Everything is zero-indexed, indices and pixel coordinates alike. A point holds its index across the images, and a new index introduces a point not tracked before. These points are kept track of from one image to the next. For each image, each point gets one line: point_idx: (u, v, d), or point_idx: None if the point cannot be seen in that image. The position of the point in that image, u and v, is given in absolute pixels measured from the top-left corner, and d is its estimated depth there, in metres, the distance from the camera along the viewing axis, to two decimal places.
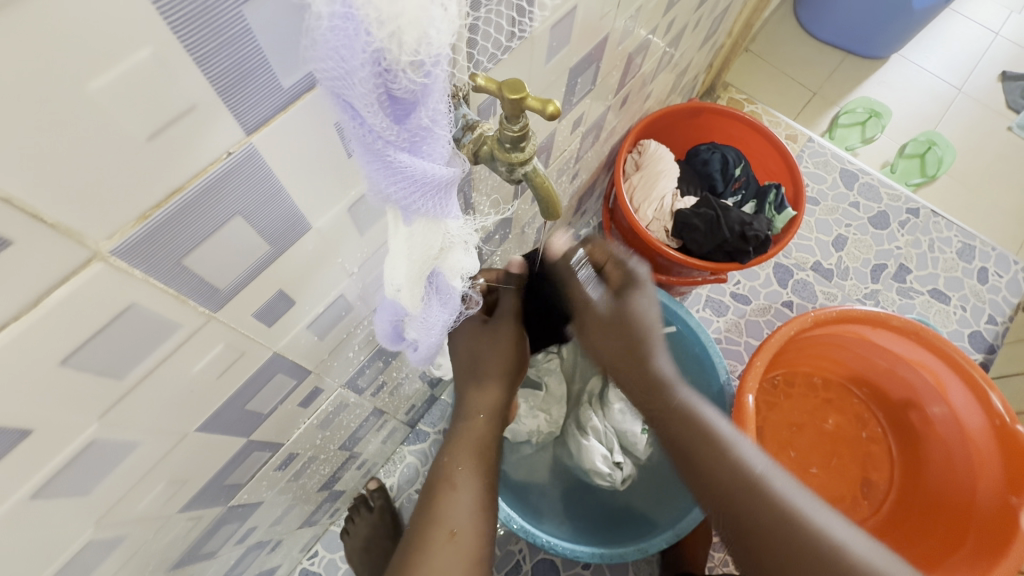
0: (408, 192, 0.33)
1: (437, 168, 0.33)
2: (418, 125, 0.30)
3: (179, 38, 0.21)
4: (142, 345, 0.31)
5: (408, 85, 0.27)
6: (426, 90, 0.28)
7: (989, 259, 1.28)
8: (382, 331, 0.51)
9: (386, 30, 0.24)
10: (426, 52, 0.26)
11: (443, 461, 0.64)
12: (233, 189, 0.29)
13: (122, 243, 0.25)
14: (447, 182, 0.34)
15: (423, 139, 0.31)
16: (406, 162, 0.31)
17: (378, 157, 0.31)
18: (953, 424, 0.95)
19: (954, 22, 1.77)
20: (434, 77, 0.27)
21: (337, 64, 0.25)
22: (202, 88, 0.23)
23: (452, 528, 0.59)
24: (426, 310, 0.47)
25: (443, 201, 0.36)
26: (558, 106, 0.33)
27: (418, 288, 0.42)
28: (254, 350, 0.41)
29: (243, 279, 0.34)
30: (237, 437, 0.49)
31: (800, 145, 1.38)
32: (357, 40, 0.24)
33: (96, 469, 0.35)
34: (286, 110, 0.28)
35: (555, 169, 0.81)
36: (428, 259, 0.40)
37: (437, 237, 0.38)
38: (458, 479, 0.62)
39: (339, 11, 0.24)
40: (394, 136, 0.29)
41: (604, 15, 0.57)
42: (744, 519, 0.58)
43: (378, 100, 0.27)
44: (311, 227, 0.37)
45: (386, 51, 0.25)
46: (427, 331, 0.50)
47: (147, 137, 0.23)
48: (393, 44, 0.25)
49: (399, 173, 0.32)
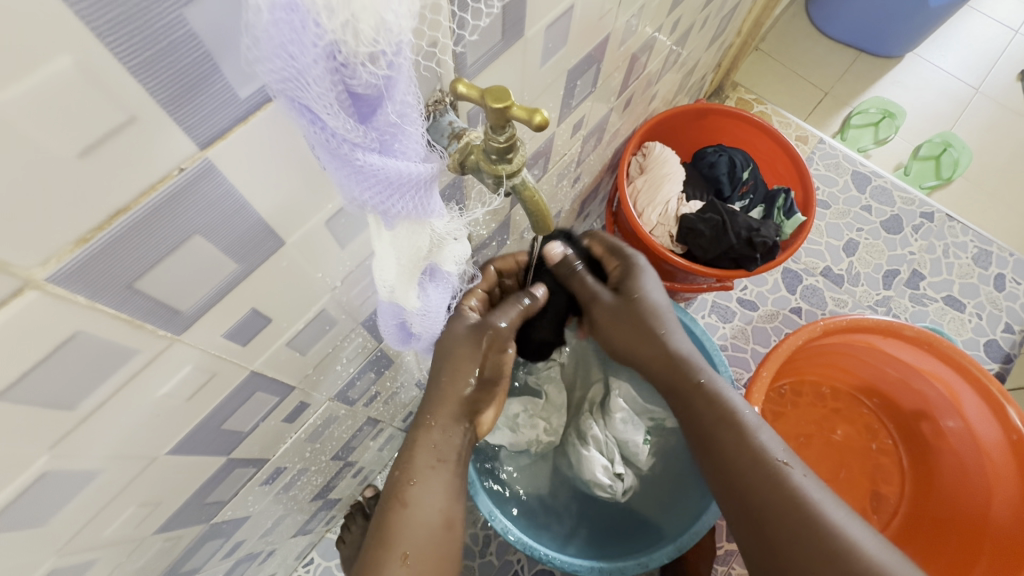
0: (384, 196, 0.31)
1: (412, 166, 0.31)
2: (385, 122, 0.28)
3: (109, 45, 0.20)
4: (96, 374, 0.29)
5: (368, 78, 0.25)
6: (389, 82, 0.27)
7: (1007, 265, 1.23)
8: (390, 335, 0.50)
9: (339, 19, 0.22)
10: (386, 42, 0.24)
11: (396, 476, 0.57)
12: (190, 207, 0.27)
13: (58, 270, 0.23)
14: (426, 179, 0.33)
15: (393, 136, 0.29)
16: (379, 163, 0.29)
17: (345, 163, 0.28)
18: (967, 437, 0.91)
19: (971, 20, 1.72)
20: (396, 67, 0.26)
21: (286, 64, 0.23)
22: (141, 98, 0.22)
23: (405, 551, 0.53)
24: (425, 300, 0.45)
25: (425, 199, 0.34)
26: (546, 115, 0.31)
27: (411, 285, 0.41)
28: (229, 369, 0.39)
29: (209, 300, 0.32)
30: (216, 456, 0.47)
31: (810, 147, 1.34)
32: (307, 33, 0.22)
33: (55, 498, 0.33)
34: (245, 122, 0.26)
35: (555, 173, 0.78)
36: (418, 257, 0.38)
37: (423, 237, 0.37)
38: (409, 495, 0.56)
39: (281, 4, 0.21)
40: (361, 138, 0.27)
41: (605, 14, 0.54)
42: (751, 498, 0.57)
43: (338, 100, 0.25)
44: (284, 243, 0.34)
45: (341, 43, 0.23)
46: (430, 321, 0.48)
47: (79, 154, 0.21)
48: (348, 34, 0.23)
49: (372, 177, 0.30)
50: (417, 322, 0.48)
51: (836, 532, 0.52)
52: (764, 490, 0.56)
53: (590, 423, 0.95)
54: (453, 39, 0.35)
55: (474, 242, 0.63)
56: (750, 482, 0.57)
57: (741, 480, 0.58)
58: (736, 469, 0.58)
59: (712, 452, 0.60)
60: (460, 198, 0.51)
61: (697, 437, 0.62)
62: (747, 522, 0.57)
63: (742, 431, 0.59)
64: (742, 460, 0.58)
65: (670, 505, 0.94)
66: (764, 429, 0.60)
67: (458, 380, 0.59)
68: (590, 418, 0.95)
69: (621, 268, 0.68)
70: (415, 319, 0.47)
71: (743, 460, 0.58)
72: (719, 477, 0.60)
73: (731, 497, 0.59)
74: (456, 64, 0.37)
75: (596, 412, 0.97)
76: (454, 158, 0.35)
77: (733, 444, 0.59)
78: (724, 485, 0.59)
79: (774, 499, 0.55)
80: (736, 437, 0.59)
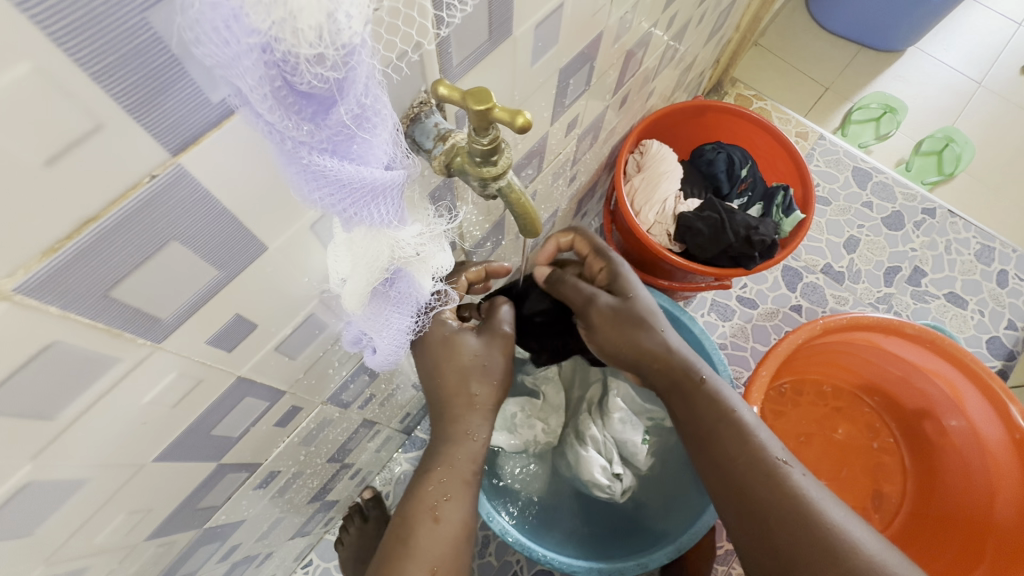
0: (336, 196, 0.30)
1: (369, 169, 0.30)
2: (337, 123, 0.27)
3: (67, 51, 0.19)
4: (76, 384, 0.29)
5: (314, 79, 0.24)
6: (343, 84, 0.25)
7: (1009, 261, 1.22)
8: (344, 336, 0.48)
9: (276, 14, 0.21)
10: (328, 41, 0.23)
11: (426, 486, 0.54)
12: (166, 213, 0.26)
13: (27, 280, 0.23)
14: (386, 183, 0.32)
15: (349, 138, 0.28)
16: (328, 164, 0.28)
17: (294, 161, 0.27)
18: (971, 438, 0.90)
19: (973, 12, 1.70)
20: (348, 67, 0.25)
21: (221, 50, 0.22)
22: (106, 106, 0.21)
23: (431, 566, 0.51)
24: (376, 301, 0.44)
25: (381, 204, 0.33)
26: (529, 117, 0.30)
27: (366, 285, 0.40)
28: (215, 376, 0.38)
29: (192, 307, 0.32)
30: (206, 462, 0.46)
31: (811, 143, 1.33)
32: (241, 23, 0.21)
33: (40, 507, 0.33)
34: (225, 121, 0.25)
35: (550, 172, 0.77)
36: (377, 265, 0.38)
37: (383, 246, 0.37)
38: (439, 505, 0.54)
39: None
40: (308, 136, 0.26)
41: (598, 11, 0.53)
42: (751, 499, 0.55)
43: (279, 98, 0.24)
44: (266, 248, 0.34)
45: (278, 40, 0.22)
46: (387, 331, 0.47)
47: (43, 162, 0.21)
48: (286, 31, 0.22)
49: (322, 177, 0.29)
50: (375, 330, 0.46)
51: (838, 532, 0.51)
52: (758, 484, 0.55)
53: (589, 423, 0.93)
54: (435, 28, 0.33)
55: (467, 244, 0.62)
56: (752, 479, 0.55)
57: (739, 474, 0.56)
58: (734, 467, 0.56)
59: (711, 450, 0.58)
60: (451, 201, 0.51)
61: (694, 433, 0.60)
62: (751, 517, 0.55)
63: (741, 430, 0.57)
64: (742, 460, 0.56)
65: (671, 502, 0.94)
66: (764, 431, 0.58)
67: (479, 389, 0.55)
68: (589, 418, 0.94)
69: (608, 271, 0.66)
70: (366, 322, 0.45)
71: (745, 461, 0.56)
72: (718, 473, 0.57)
73: (731, 493, 0.56)
74: (441, 66, 0.36)
75: (594, 412, 0.96)
76: (439, 159, 0.35)
77: (739, 450, 0.57)
78: (722, 481, 0.57)
79: (775, 507, 0.53)
80: (736, 438, 0.57)
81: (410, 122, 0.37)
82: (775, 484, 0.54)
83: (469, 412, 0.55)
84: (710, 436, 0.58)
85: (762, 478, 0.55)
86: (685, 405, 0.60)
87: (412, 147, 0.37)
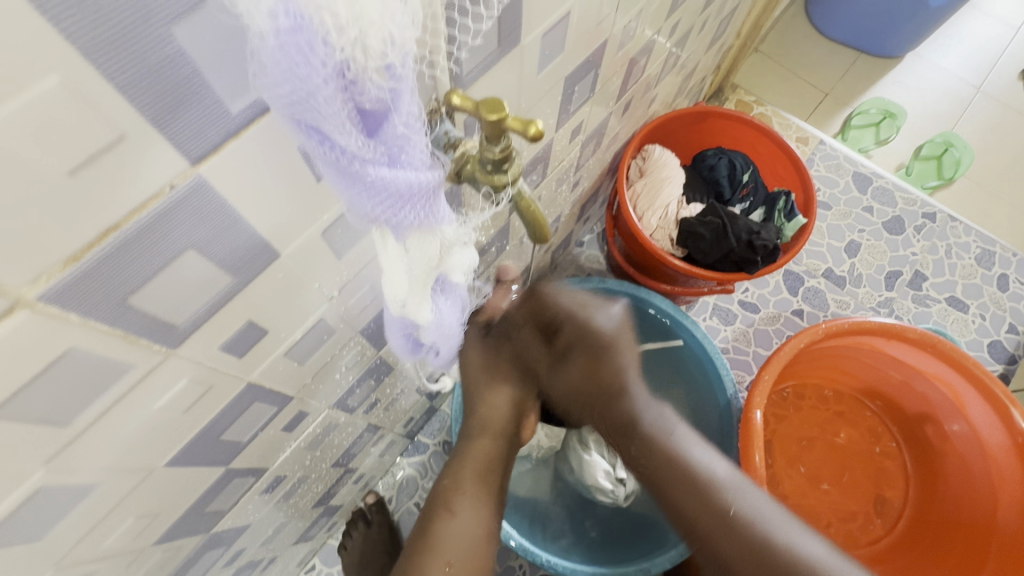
0: (393, 208, 0.31)
1: (419, 175, 0.30)
2: (393, 134, 0.27)
3: (97, 65, 0.20)
4: (91, 391, 0.29)
5: (376, 93, 0.25)
6: (397, 96, 0.26)
7: (1010, 266, 1.22)
8: (398, 346, 0.49)
9: (349, 36, 0.22)
10: (392, 54, 0.24)
11: None
12: (186, 221, 0.27)
13: (48, 289, 0.23)
14: (432, 187, 0.33)
15: (403, 149, 0.29)
16: (389, 176, 0.28)
17: (356, 179, 0.28)
18: (973, 443, 0.91)
19: (972, 19, 1.71)
20: (402, 79, 0.26)
21: (297, 85, 0.22)
22: (130, 116, 0.21)
23: (448, 560, 0.53)
24: (436, 312, 0.45)
25: (432, 206, 0.34)
26: (541, 126, 0.31)
27: (424, 298, 0.40)
28: (225, 381, 0.39)
29: (206, 312, 0.32)
30: (215, 466, 0.47)
31: (811, 148, 1.34)
32: (318, 50, 0.22)
33: (52, 512, 0.33)
34: (258, 121, 0.26)
35: (554, 178, 0.78)
36: (430, 269, 0.38)
37: (434, 245, 0.36)
38: (450, 508, 0.56)
39: (288, 23, 0.21)
40: (371, 153, 0.27)
41: (602, 20, 0.54)
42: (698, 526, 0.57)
43: (347, 117, 0.25)
44: (280, 255, 0.34)
45: (351, 61, 0.23)
46: (443, 333, 0.47)
47: (67, 173, 0.21)
48: (358, 51, 0.22)
49: (382, 192, 0.29)
50: (438, 334, 0.48)
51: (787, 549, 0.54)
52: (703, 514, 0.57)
53: (592, 427, 0.93)
54: (450, 43, 0.34)
55: (473, 249, 0.63)
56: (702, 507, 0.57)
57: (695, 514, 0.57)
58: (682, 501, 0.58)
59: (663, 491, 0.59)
60: (459, 206, 0.51)
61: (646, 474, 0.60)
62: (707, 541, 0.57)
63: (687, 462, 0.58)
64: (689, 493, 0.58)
65: None
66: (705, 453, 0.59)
67: None
68: None
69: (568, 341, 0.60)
70: (429, 332, 0.46)
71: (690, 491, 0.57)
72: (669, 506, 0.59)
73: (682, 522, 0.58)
74: (452, 75, 0.36)
75: None
76: (450, 168, 0.35)
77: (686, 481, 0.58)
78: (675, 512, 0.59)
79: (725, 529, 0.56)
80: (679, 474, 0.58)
81: None
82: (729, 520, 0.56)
83: None
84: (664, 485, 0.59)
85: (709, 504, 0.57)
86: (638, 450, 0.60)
87: None
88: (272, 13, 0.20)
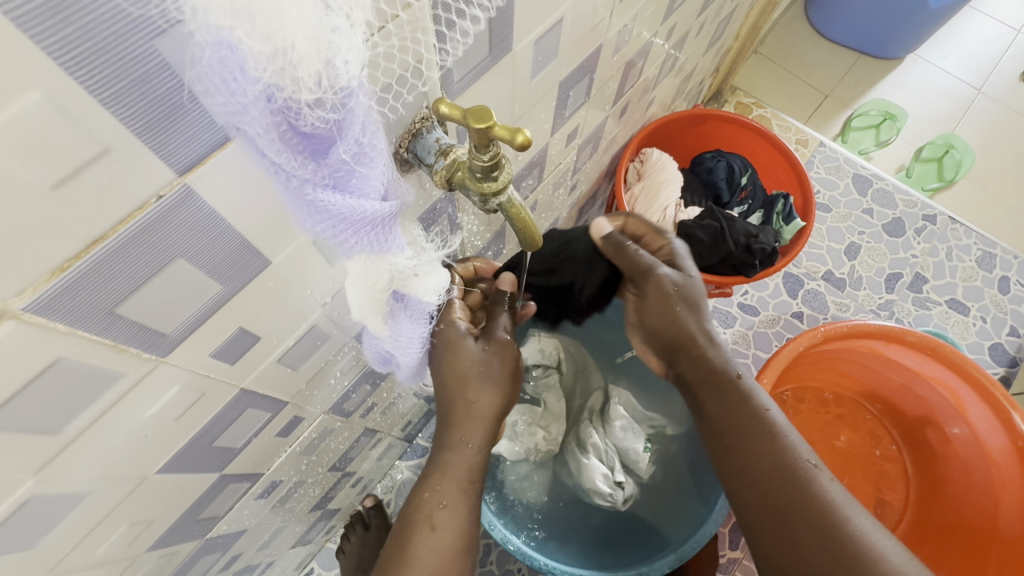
0: (339, 229, 0.31)
1: (368, 202, 0.31)
2: (337, 161, 0.28)
3: (75, 77, 0.19)
4: (80, 400, 0.29)
5: (316, 120, 0.25)
6: (342, 124, 0.26)
7: (1011, 268, 1.22)
8: (371, 356, 0.50)
9: (276, 65, 0.22)
10: (329, 85, 0.24)
11: (423, 497, 0.52)
12: (175, 228, 0.27)
13: (35, 300, 0.23)
14: (386, 213, 0.33)
15: (348, 174, 0.29)
16: (332, 200, 0.29)
17: (298, 197, 0.28)
18: (974, 446, 0.90)
19: (973, 20, 1.71)
20: (347, 109, 0.26)
21: (229, 99, 0.22)
22: (116, 129, 0.22)
23: None
24: (394, 328, 0.45)
25: (383, 234, 0.34)
26: (528, 134, 0.30)
27: (373, 315, 0.41)
28: (217, 389, 0.39)
29: (195, 321, 0.32)
30: (208, 472, 0.46)
31: (811, 150, 1.33)
32: (245, 75, 0.22)
33: (44, 520, 0.34)
34: (223, 147, 0.26)
35: (550, 183, 0.78)
36: (379, 290, 0.39)
37: (383, 271, 0.37)
38: (437, 518, 0.51)
39: (222, 43, 0.21)
40: (311, 173, 0.27)
41: (598, 24, 0.54)
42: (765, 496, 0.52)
43: (282, 138, 0.25)
44: (270, 262, 0.34)
45: (279, 87, 0.23)
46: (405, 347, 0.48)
47: (51, 185, 0.21)
48: (287, 80, 0.22)
49: (326, 212, 0.29)
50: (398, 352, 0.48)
51: (864, 541, 0.48)
52: (775, 483, 0.52)
53: (590, 431, 0.94)
54: (437, 53, 0.34)
55: (468, 253, 0.63)
56: (773, 479, 0.52)
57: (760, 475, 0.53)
58: (751, 468, 0.54)
59: (730, 453, 0.56)
60: (453, 214, 0.52)
61: (711, 434, 0.59)
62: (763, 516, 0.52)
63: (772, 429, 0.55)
64: (761, 460, 0.54)
65: (671, 510, 0.92)
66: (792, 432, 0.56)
67: (493, 399, 0.54)
68: (590, 426, 0.95)
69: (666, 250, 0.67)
70: (387, 346, 0.47)
71: (768, 464, 0.53)
72: (738, 474, 0.55)
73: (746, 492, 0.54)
74: (442, 79, 0.36)
75: (595, 420, 0.96)
76: (440, 174, 0.35)
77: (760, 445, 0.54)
78: (740, 481, 0.55)
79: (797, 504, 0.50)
80: (765, 436, 0.55)
81: (412, 137, 0.37)
82: (801, 481, 0.51)
83: (463, 421, 0.54)
84: (729, 431, 0.57)
85: (786, 479, 0.52)
86: (713, 397, 0.59)
87: (413, 161, 0.38)
88: (208, 32, 0.20)
